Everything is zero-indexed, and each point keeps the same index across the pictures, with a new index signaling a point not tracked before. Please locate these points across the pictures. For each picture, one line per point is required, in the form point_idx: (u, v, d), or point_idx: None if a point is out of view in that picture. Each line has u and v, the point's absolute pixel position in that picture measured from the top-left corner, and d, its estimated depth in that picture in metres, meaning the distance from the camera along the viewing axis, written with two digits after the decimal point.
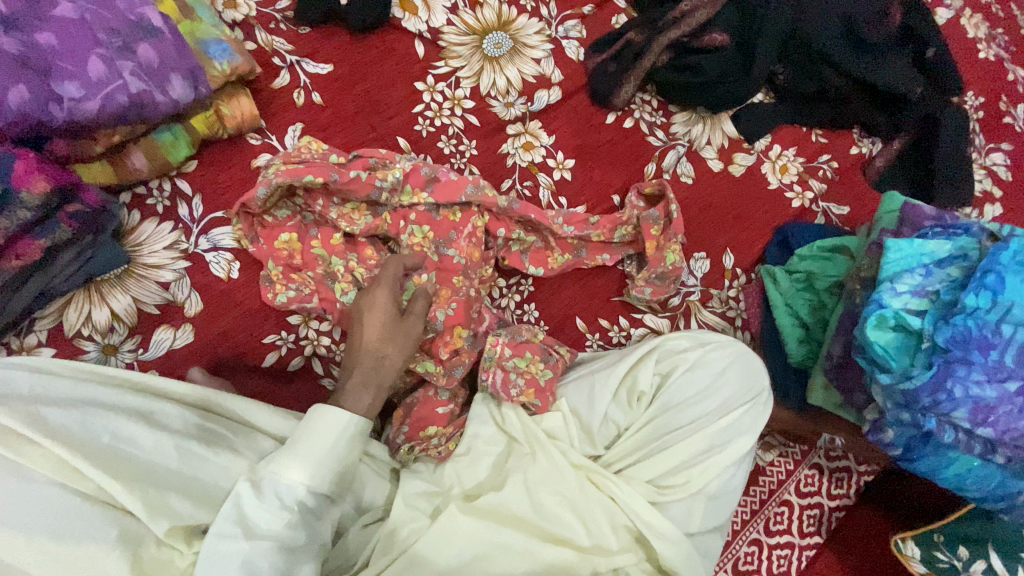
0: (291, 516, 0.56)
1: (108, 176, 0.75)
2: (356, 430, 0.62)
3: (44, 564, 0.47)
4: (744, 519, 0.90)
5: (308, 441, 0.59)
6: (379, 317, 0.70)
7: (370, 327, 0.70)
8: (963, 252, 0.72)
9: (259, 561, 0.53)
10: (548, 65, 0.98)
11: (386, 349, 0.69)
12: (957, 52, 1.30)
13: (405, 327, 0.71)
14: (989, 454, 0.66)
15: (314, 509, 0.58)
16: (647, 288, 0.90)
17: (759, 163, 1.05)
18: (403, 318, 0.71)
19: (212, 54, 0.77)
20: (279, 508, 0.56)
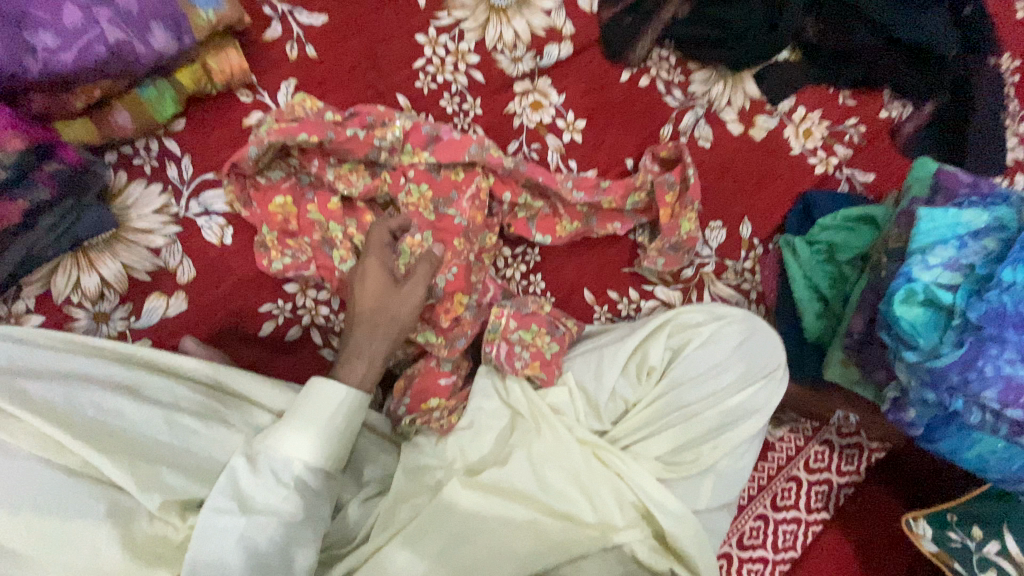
0: (288, 491, 0.54)
1: (91, 134, 0.71)
2: (355, 404, 0.58)
3: (30, 539, 0.46)
4: (752, 494, 0.89)
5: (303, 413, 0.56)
6: (376, 287, 0.68)
7: (364, 296, 0.68)
8: (1002, 223, 0.67)
9: (257, 537, 0.51)
10: (559, 16, 0.91)
11: (379, 318, 0.67)
12: (998, 7, 1.21)
13: (399, 295, 0.67)
14: (1016, 436, 0.62)
15: (314, 487, 0.55)
16: (660, 259, 0.85)
17: (782, 126, 0.98)
18: (399, 287, 0.68)
19: (195, 1, 0.70)
20: (276, 483, 0.54)
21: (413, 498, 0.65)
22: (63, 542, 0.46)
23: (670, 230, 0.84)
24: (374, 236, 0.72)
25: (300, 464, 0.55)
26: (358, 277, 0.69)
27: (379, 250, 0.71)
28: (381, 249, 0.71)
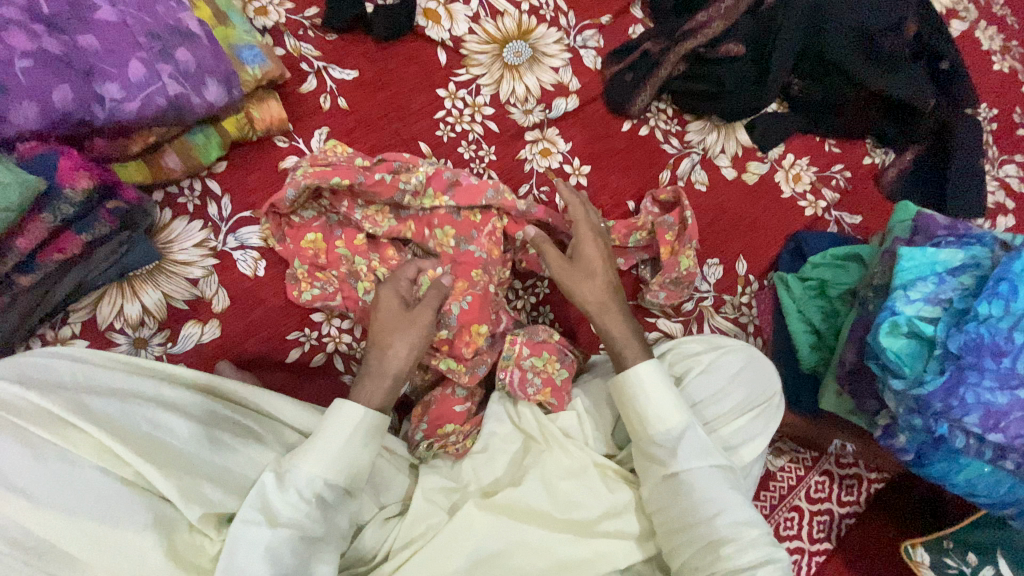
0: (309, 507, 0.57)
1: (142, 175, 0.78)
2: (373, 423, 0.64)
3: (84, 544, 0.49)
4: None
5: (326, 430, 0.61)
6: (394, 316, 0.73)
7: (381, 321, 0.73)
8: (976, 261, 0.73)
9: (280, 550, 0.55)
10: (566, 73, 1.01)
11: (391, 341, 0.70)
12: (971, 63, 1.31)
13: (413, 319, 0.72)
14: (999, 460, 0.67)
15: (332, 504, 0.59)
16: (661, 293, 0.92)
17: (773, 171, 1.06)
18: (413, 315, 0.72)
19: (245, 60, 0.81)
20: (298, 500, 0.57)
21: (430, 519, 0.69)
22: (113, 548, 0.50)
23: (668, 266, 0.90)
24: (400, 272, 0.78)
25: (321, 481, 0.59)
26: (378, 306, 0.74)
27: (399, 283, 0.77)
28: (401, 282, 0.77)
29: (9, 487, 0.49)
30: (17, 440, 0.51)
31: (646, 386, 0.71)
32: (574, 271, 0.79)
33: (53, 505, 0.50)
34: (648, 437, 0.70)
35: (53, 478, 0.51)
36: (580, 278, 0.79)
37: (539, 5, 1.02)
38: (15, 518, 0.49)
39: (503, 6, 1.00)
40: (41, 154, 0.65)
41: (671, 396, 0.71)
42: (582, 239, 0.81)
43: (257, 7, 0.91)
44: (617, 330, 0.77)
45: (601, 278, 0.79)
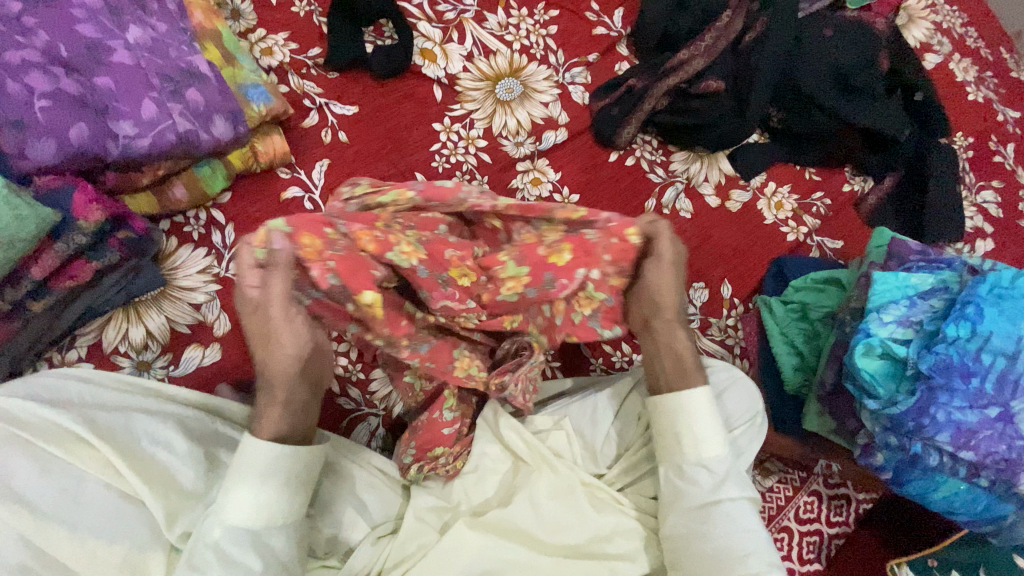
0: (207, 557, 0.55)
1: (151, 206, 0.82)
2: (265, 460, 0.58)
3: (81, 557, 0.53)
4: None
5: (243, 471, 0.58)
6: (259, 327, 0.61)
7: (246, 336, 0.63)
8: (945, 285, 0.76)
9: None
10: (555, 108, 1.06)
11: (264, 358, 0.61)
12: (946, 94, 1.36)
13: (265, 324, 0.60)
14: (974, 477, 0.69)
15: (232, 556, 0.55)
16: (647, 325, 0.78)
17: (755, 199, 1.11)
18: (281, 320, 0.60)
19: (251, 97, 0.86)
20: (201, 548, 0.55)
21: (421, 538, 0.71)
22: (110, 560, 0.54)
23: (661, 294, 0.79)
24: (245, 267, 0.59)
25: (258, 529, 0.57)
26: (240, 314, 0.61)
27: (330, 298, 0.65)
28: (258, 270, 0.59)
29: (16, 498, 0.52)
30: (28, 455, 0.55)
31: (692, 409, 0.70)
32: (650, 277, 0.72)
33: (56, 518, 0.53)
34: (689, 457, 0.69)
35: (58, 492, 0.54)
36: (663, 278, 0.72)
37: (530, 44, 1.09)
38: (19, 530, 0.51)
39: (495, 45, 1.06)
40: (59, 189, 0.70)
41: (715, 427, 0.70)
42: (659, 261, 0.71)
43: (263, 48, 0.96)
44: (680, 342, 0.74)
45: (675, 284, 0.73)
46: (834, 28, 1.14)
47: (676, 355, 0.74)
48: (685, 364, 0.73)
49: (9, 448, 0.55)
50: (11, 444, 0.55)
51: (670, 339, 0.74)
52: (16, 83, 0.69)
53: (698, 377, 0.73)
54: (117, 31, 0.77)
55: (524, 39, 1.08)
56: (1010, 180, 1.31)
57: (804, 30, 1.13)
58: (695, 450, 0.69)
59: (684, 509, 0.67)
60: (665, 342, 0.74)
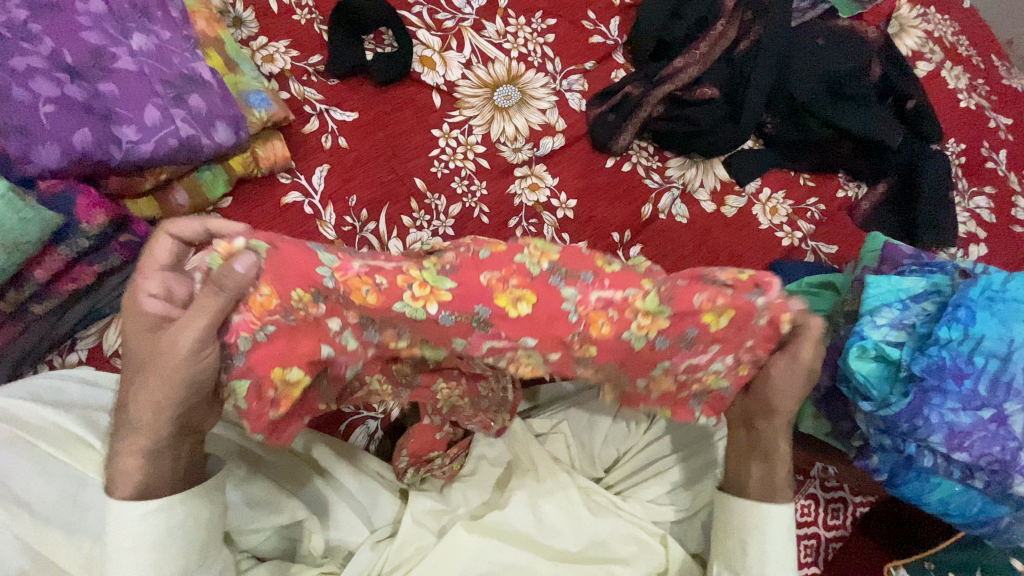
0: None
1: (153, 210, 0.84)
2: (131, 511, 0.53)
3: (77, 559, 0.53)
4: None
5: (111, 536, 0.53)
6: (139, 357, 0.53)
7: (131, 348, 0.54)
8: (938, 287, 0.77)
9: None
10: (552, 114, 1.08)
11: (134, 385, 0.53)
12: (938, 101, 1.38)
13: (150, 349, 0.52)
14: (968, 479, 0.70)
15: None
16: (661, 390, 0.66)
17: (750, 205, 1.12)
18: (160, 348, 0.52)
19: (252, 104, 0.87)
20: None
21: (419, 541, 0.71)
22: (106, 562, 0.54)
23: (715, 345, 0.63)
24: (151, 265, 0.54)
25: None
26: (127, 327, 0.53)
27: (263, 351, 0.55)
28: (163, 276, 0.54)
29: (15, 499, 0.53)
30: (29, 457, 0.55)
31: (769, 529, 0.64)
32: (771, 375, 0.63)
33: (54, 519, 0.54)
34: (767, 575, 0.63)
35: (59, 493, 0.55)
36: (778, 376, 0.63)
37: (528, 52, 1.10)
38: (17, 531, 0.51)
39: (494, 53, 1.08)
40: (63, 193, 0.70)
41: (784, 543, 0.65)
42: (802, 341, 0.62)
43: (264, 55, 0.98)
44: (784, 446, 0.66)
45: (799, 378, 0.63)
46: (825, 37, 1.16)
47: (772, 463, 0.66)
48: (778, 475, 0.66)
49: (10, 448, 0.55)
50: (13, 445, 0.55)
51: (772, 446, 0.66)
52: (22, 89, 0.70)
53: (786, 495, 0.66)
54: (121, 38, 0.78)
55: (522, 47, 1.10)
56: (1003, 186, 1.33)
57: (796, 38, 1.15)
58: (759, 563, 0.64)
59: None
60: (764, 445, 0.66)
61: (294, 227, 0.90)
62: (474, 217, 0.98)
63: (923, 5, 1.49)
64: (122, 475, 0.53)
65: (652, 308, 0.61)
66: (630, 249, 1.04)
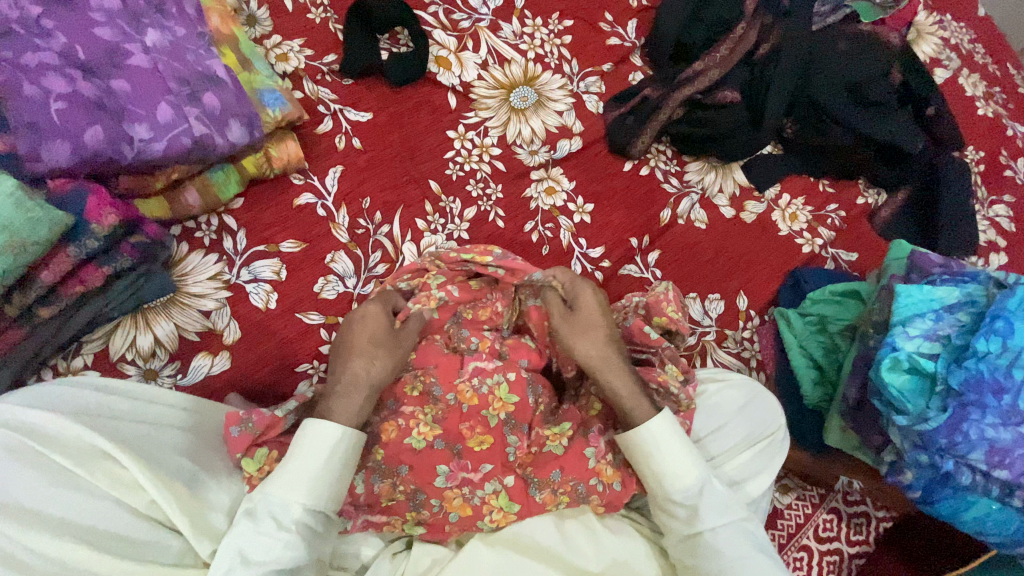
0: (290, 536, 0.59)
1: (163, 211, 0.80)
2: (345, 449, 0.64)
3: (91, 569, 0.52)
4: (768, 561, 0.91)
5: (302, 454, 0.62)
6: (374, 326, 0.74)
7: (372, 331, 0.73)
8: (972, 298, 0.75)
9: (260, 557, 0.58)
10: (569, 117, 1.06)
11: (376, 356, 0.71)
12: (957, 108, 1.36)
13: (400, 337, 0.75)
14: (1007, 497, 0.67)
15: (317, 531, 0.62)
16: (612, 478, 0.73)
17: (770, 211, 1.10)
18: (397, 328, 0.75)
19: (266, 103, 0.85)
20: (279, 531, 0.59)
21: (435, 553, 0.70)
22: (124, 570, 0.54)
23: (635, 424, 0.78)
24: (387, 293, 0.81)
25: (297, 508, 0.61)
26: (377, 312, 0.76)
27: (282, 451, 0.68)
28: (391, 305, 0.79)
29: (23, 511, 0.52)
30: (35, 467, 0.54)
31: (659, 445, 0.70)
32: (576, 324, 0.78)
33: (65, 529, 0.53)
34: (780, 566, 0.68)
35: (67, 504, 0.54)
36: (574, 327, 0.78)
37: (544, 54, 1.08)
38: (24, 543, 0.50)
39: (510, 54, 1.06)
40: (74, 192, 0.68)
41: (676, 449, 0.70)
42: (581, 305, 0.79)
43: (278, 53, 0.96)
44: (620, 383, 0.75)
45: (602, 330, 0.78)
46: (848, 41, 1.13)
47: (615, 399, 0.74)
48: (627, 404, 0.73)
49: (16, 459, 0.54)
50: (21, 454, 0.55)
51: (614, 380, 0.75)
52: (33, 85, 0.68)
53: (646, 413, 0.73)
54: (135, 34, 0.76)
55: (539, 49, 1.08)
56: (1022, 195, 1.31)
57: (818, 42, 1.13)
58: (661, 484, 0.70)
59: (673, 546, 0.69)
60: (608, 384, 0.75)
61: (308, 229, 0.88)
62: (490, 220, 0.96)
63: (939, 12, 1.47)
64: (345, 408, 0.67)
65: (555, 429, 0.76)
66: (648, 254, 1.01)
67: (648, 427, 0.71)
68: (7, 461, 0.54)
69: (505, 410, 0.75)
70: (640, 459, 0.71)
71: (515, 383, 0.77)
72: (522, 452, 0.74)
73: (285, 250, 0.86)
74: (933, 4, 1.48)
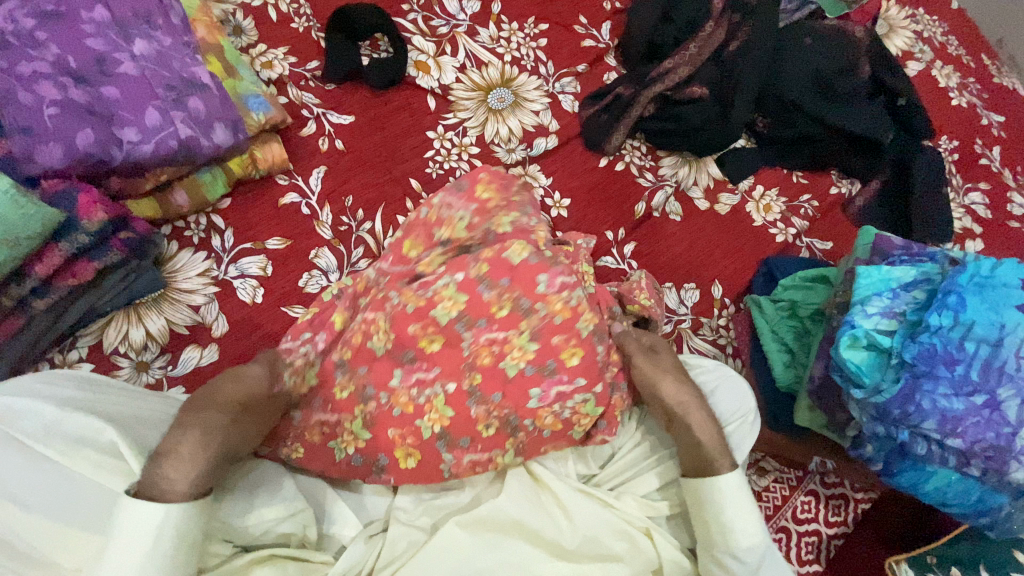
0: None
1: (153, 211, 0.85)
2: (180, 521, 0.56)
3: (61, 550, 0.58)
4: None
5: (122, 540, 0.54)
6: (229, 394, 0.66)
7: (225, 392, 0.67)
8: (928, 276, 0.77)
9: None
10: (545, 116, 1.10)
11: (188, 428, 0.61)
12: (929, 100, 1.39)
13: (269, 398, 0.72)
14: (964, 466, 0.70)
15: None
16: (548, 426, 0.78)
17: (743, 203, 1.13)
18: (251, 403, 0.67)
19: (250, 107, 0.89)
20: None
21: (411, 537, 0.73)
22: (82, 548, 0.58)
23: (552, 438, 0.79)
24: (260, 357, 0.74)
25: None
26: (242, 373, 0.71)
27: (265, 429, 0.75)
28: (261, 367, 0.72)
29: (8, 495, 0.57)
30: (17, 453, 0.59)
31: (731, 495, 0.69)
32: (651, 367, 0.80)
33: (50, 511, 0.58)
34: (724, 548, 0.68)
35: (51, 488, 0.59)
36: (658, 376, 0.79)
37: (520, 57, 1.13)
38: (5, 518, 0.56)
39: (487, 58, 1.10)
40: (64, 192, 0.72)
41: (749, 510, 0.69)
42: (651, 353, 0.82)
43: (263, 61, 1.00)
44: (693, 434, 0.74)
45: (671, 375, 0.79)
46: (813, 37, 1.17)
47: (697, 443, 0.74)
48: (706, 450, 0.73)
49: (5, 446, 0.59)
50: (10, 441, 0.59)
51: (687, 432, 0.75)
52: (27, 93, 0.73)
53: (726, 463, 0.72)
54: (124, 45, 0.81)
55: (515, 52, 1.13)
56: (997, 182, 1.33)
57: (785, 38, 1.16)
58: (725, 537, 0.68)
59: None
60: (686, 438, 0.75)
61: (293, 227, 0.92)
62: None
63: (912, 7, 1.50)
64: (167, 483, 0.57)
65: None
66: (624, 246, 1.05)
67: (726, 478, 0.70)
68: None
69: (456, 309, 0.77)
70: (707, 502, 0.70)
71: (463, 284, 0.78)
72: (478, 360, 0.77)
73: (270, 247, 0.90)
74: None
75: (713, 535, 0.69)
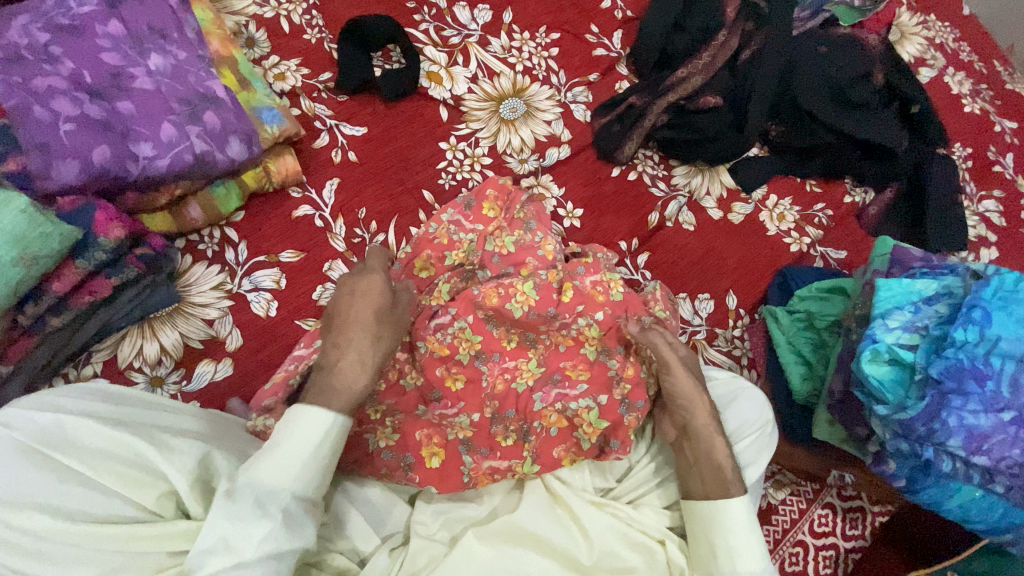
0: (269, 525, 0.57)
1: (167, 225, 0.84)
2: (334, 434, 0.62)
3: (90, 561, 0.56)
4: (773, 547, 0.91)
5: (290, 439, 0.60)
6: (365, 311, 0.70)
7: (362, 303, 0.71)
8: (950, 290, 0.76)
9: (254, 531, 0.56)
10: (557, 126, 1.09)
11: (341, 341, 0.69)
12: (942, 106, 1.38)
13: (397, 314, 0.73)
14: (989, 484, 0.69)
15: (297, 519, 0.59)
16: (553, 425, 0.80)
17: (757, 212, 1.12)
18: (387, 314, 0.72)
19: (264, 120, 0.89)
20: (258, 516, 0.57)
21: (432, 549, 0.72)
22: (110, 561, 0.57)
23: (559, 439, 0.80)
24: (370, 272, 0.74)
25: (286, 496, 0.59)
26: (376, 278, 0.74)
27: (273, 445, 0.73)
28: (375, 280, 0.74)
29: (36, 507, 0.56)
30: (44, 467, 0.59)
31: (734, 523, 0.70)
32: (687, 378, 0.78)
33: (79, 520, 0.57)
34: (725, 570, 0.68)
35: (75, 498, 0.58)
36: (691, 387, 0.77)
37: (532, 66, 1.12)
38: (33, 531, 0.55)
39: (499, 68, 1.10)
40: (81, 208, 0.72)
41: (756, 536, 0.70)
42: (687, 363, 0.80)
43: (276, 73, 1.00)
44: (718, 449, 0.74)
45: (703, 395, 0.78)
46: (827, 45, 1.17)
47: (716, 464, 0.73)
48: (724, 474, 0.73)
49: (28, 460, 0.58)
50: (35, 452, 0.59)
51: (709, 448, 0.74)
52: (43, 109, 0.73)
53: (739, 489, 0.72)
54: (139, 59, 0.81)
55: (527, 61, 1.12)
56: (1011, 189, 1.32)
57: (798, 46, 1.16)
58: (730, 562, 0.69)
59: None
60: (704, 449, 0.74)
61: (307, 240, 0.91)
62: None
63: (923, 13, 1.50)
64: (332, 395, 0.64)
65: (533, 369, 0.81)
66: (637, 257, 1.04)
67: (735, 505, 0.70)
68: (18, 462, 0.58)
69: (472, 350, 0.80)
70: (705, 525, 0.71)
71: (475, 325, 0.81)
72: (496, 384, 0.79)
73: (284, 260, 0.89)
74: (916, 6, 1.50)
75: (719, 560, 0.69)
